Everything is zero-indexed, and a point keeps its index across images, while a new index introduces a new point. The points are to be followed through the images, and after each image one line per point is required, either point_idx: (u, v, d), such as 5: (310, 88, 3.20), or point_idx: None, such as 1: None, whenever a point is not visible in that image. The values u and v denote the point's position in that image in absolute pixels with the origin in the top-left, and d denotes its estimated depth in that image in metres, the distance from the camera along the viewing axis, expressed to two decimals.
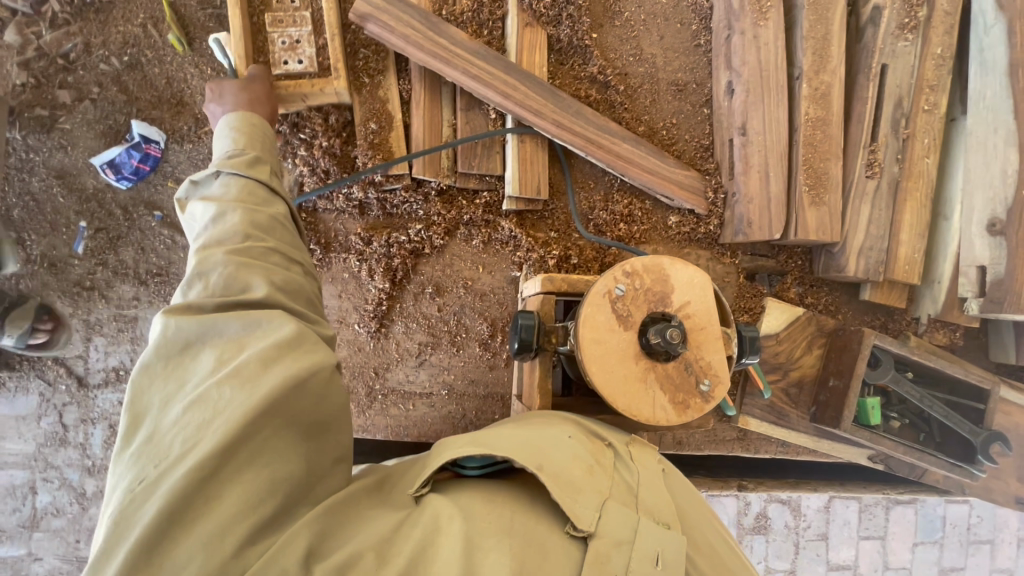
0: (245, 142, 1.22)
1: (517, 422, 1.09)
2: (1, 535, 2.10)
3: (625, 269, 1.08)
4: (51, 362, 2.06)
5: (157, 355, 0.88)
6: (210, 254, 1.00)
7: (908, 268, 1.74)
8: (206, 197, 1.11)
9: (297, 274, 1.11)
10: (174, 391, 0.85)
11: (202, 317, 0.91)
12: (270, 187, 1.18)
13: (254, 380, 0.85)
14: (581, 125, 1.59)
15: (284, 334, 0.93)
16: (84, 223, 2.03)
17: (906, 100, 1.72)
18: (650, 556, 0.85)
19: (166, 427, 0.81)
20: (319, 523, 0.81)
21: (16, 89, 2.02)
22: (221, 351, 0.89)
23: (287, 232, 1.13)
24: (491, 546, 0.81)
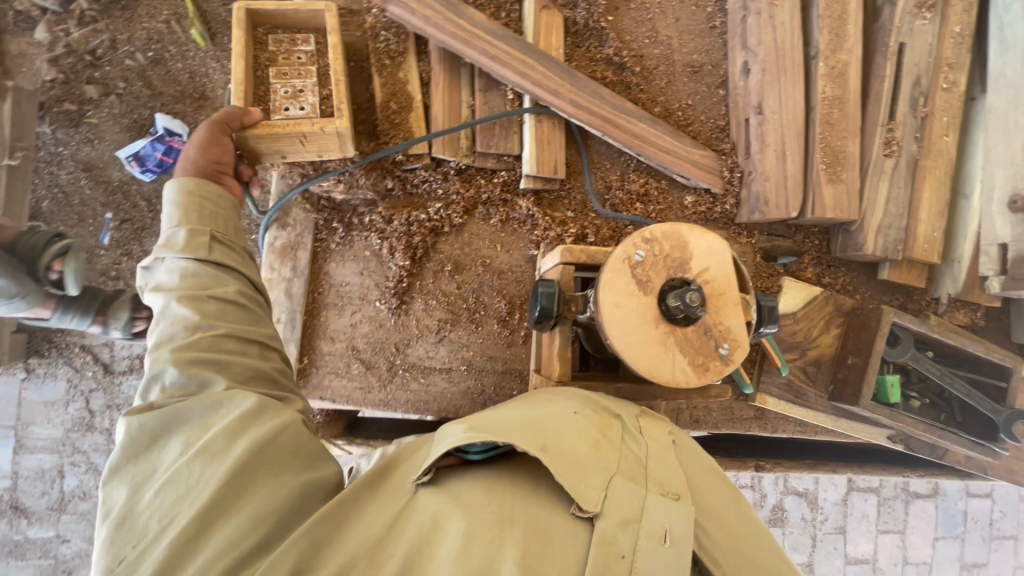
0: (181, 216, 1.20)
1: (523, 402, 1.09)
2: (36, 513, 2.59)
3: (644, 236, 1.10)
4: (78, 350, 2.52)
5: (125, 451, 0.98)
6: (159, 358, 1.07)
7: (927, 247, 1.73)
8: (157, 286, 1.16)
9: (255, 354, 1.16)
10: (144, 480, 0.96)
11: (165, 411, 1.01)
12: (214, 261, 1.18)
13: (219, 455, 0.96)
14: (597, 104, 1.61)
15: (244, 408, 1.02)
16: (110, 215, 2.39)
17: (924, 78, 1.71)
18: (658, 533, 0.86)
19: (139, 511, 0.92)
20: (308, 539, 0.90)
21: (46, 85, 2.34)
22: (187, 435, 1.00)
23: (242, 311, 1.17)
24: (493, 538, 0.85)
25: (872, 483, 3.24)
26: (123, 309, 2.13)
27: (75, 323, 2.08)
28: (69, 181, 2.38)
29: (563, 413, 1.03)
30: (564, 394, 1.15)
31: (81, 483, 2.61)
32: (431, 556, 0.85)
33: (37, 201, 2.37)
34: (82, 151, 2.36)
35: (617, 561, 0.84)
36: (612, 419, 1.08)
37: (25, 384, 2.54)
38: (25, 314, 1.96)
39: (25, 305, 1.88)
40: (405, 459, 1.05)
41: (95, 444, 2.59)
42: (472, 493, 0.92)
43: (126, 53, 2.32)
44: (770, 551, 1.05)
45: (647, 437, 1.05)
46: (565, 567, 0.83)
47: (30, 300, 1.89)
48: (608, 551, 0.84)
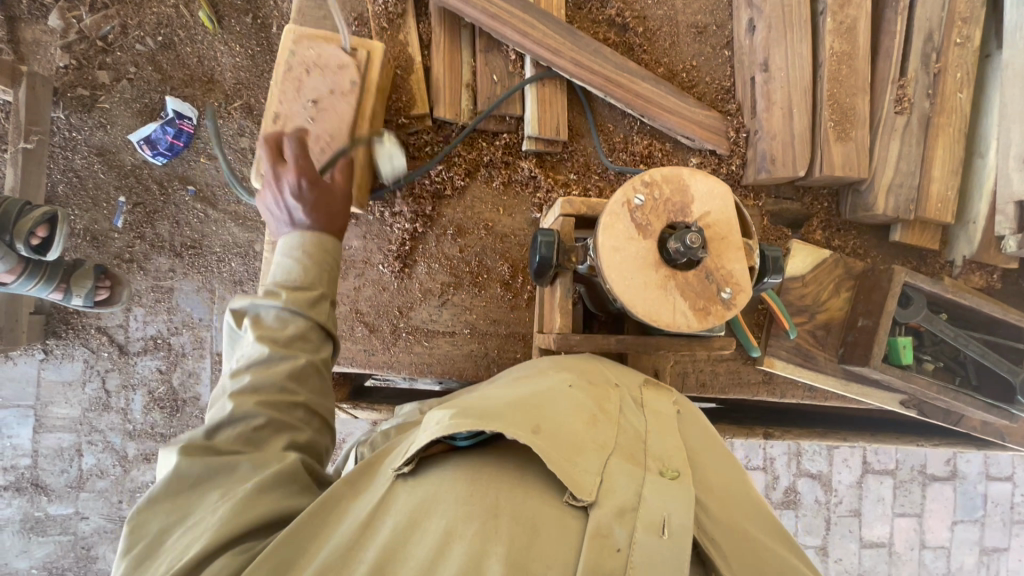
0: (302, 273, 1.20)
1: (512, 382, 1.06)
2: (55, 492, 2.66)
3: (643, 179, 1.08)
4: (94, 331, 2.56)
5: (164, 490, 0.95)
6: (240, 404, 1.04)
7: (941, 207, 1.68)
8: (260, 329, 1.12)
9: (316, 429, 1.12)
10: (169, 524, 0.92)
11: (216, 459, 0.98)
12: (323, 331, 1.18)
13: (245, 503, 0.91)
14: (599, 64, 1.60)
15: (283, 467, 0.98)
16: (123, 198, 2.42)
17: (936, 33, 1.66)
18: (655, 524, 0.79)
19: (160, 551, 0.89)
20: (277, 556, 0.83)
21: (60, 71, 2.37)
22: (224, 488, 0.95)
23: (321, 383, 1.15)
24: (476, 532, 0.77)
25: (888, 465, 3.18)
26: (86, 278, 2.29)
27: (37, 288, 2.22)
28: (83, 166, 2.41)
29: (557, 390, 1.00)
30: (557, 367, 1.12)
31: (98, 462, 2.66)
32: (407, 555, 0.78)
33: (52, 185, 2.41)
34: (95, 136, 2.40)
35: (611, 555, 0.77)
36: (609, 392, 1.05)
37: (43, 364, 2.59)
38: None
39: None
40: (396, 448, 1.00)
41: (111, 424, 2.64)
42: (457, 481, 0.85)
43: (136, 38, 2.34)
44: (779, 546, 0.96)
45: (647, 412, 1.02)
46: (555, 561, 0.76)
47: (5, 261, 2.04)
48: (602, 544, 0.77)
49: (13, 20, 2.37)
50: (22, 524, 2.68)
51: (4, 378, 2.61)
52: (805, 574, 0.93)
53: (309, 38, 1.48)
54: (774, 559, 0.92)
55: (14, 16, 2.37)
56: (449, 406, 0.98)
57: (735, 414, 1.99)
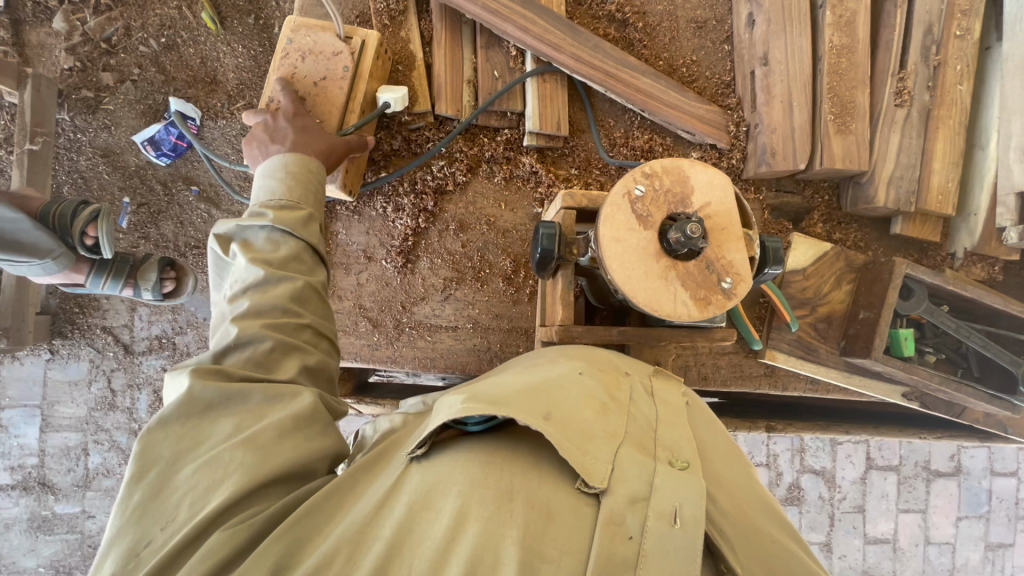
0: (286, 190, 1.23)
1: (521, 369, 1.07)
2: (61, 492, 2.68)
3: (644, 170, 1.09)
4: (99, 331, 2.58)
5: (175, 413, 0.96)
6: (246, 328, 1.06)
7: (942, 199, 1.69)
8: (252, 250, 1.15)
9: (323, 351, 1.18)
10: (182, 453, 0.93)
11: (227, 385, 0.99)
12: (314, 249, 1.23)
13: (267, 449, 0.93)
14: (600, 58, 1.62)
15: (299, 408, 1.01)
16: (127, 199, 2.44)
17: (936, 26, 1.67)
18: (667, 514, 0.80)
19: (175, 485, 0.90)
20: (290, 534, 0.85)
21: (65, 73, 2.39)
22: (237, 418, 0.98)
23: (321, 305, 1.20)
24: (490, 516, 0.78)
25: (891, 461, 3.18)
26: (151, 270, 2.30)
27: (108, 287, 2.27)
28: (88, 167, 2.43)
29: (567, 377, 1.01)
30: (567, 354, 1.13)
31: (105, 461, 2.68)
32: (420, 538, 0.79)
33: (57, 186, 2.43)
34: (100, 137, 2.42)
35: (623, 543, 0.78)
36: (618, 380, 1.06)
37: (49, 364, 2.62)
38: (59, 278, 2.16)
39: (56, 267, 2.07)
40: (408, 434, 1.01)
41: (117, 423, 2.66)
42: (469, 465, 0.85)
43: (140, 40, 2.36)
44: (787, 540, 0.96)
45: (657, 402, 1.03)
46: (567, 548, 0.77)
47: (62, 262, 2.08)
48: (614, 533, 0.78)
49: (18, 24, 2.40)
50: (28, 524, 2.70)
51: (11, 378, 2.63)
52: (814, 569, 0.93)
53: (306, 27, 1.50)
54: (782, 552, 0.92)
55: (18, 19, 2.39)
56: (460, 391, 0.99)
57: (737, 408, 1.99)
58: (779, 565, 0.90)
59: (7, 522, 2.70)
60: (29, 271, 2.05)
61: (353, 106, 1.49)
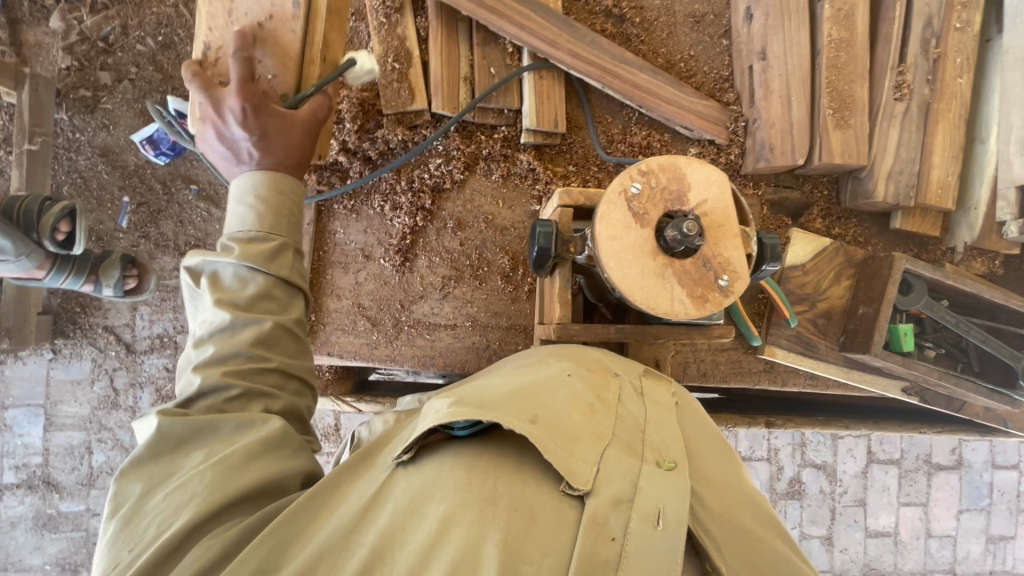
0: (257, 221, 1.16)
1: (512, 371, 1.08)
2: (66, 490, 2.70)
3: (640, 168, 1.08)
4: (101, 331, 2.59)
5: (147, 453, 0.99)
6: (207, 377, 1.06)
7: (941, 193, 1.68)
8: (221, 289, 1.12)
9: (295, 390, 1.16)
10: (156, 483, 0.96)
11: (194, 419, 1.00)
12: (288, 282, 1.17)
13: (235, 471, 0.94)
14: (596, 55, 1.61)
15: (268, 432, 1.01)
16: (127, 199, 2.44)
17: (936, 19, 1.66)
18: (650, 515, 0.80)
19: (147, 511, 0.92)
20: (270, 539, 0.86)
21: (63, 72, 2.39)
22: (208, 448, 0.99)
23: (293, 342, 1.16)
24: (473, 519, 0.79)
25: (893, 455, 3.18)
26: (113, 268, 2.30)
27: (68, 283, 2.26)
28: (86, 167, 2.43)
29: (556, 380, 1.01)
30: (557, 355, 1.14)
31: (108, 459, 2.70)
32: (404, 542, 0.80)
33: (57, 186, 2.43)
34: (99, 137, 2.42)
35: (606, 544, 0.78)
36: (608, 381, 1.06)
37: (52, 364, 2.63)
38: (20, 274, 2.11)
39: (29, 264, 2.08)
40: (397, 437, 1.02)
41: (120, 422, 2.68)
42: (454, 468, 0.86)
43: (137, 39, 2.36)
44: (775, 541, 0.96)
45: (646, 402, 1.03)
46: (549, 550, 0.77)
47: (32, 258, 2.08)
48: (597, 534, 0.79)
49: (15, 23, 2.40)
50: (34, 522, 2.72)
51: (15, 378, 2.65)
52: (802, 569, 0.93)
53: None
54: (769, 552, 0.92)
55: (16, 18, 2.39)
56: (449, 394, 1.00)
57: (737, 403, 2.00)
58: (765, 564, 0.91)
59: (13, 520, 2.72)
60: None
61: (312, 54, 1.30)
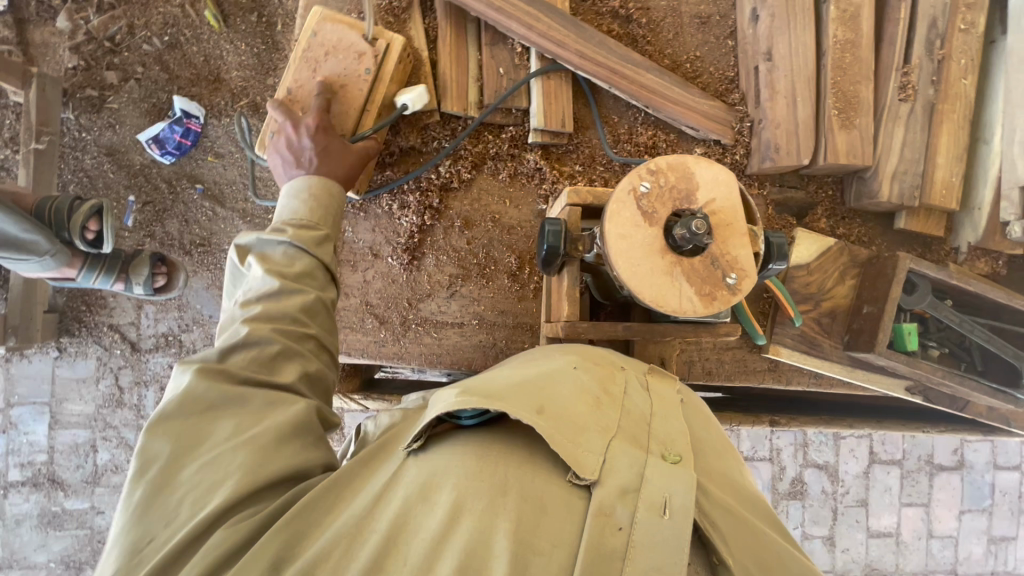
0: (307, 212, 1.29)
1: (518, 364, 1.09)
2: (71, 488, 2.71)
3: (649, 167, 1.10)
4: (106, 329, 2.60)
5: (176, 410, 0.98)
6: (256, 330, 1.08)
7: (946, 193, 1.69)
8: (268, 261, 1.18)
9: (325, 361, 1.18)
10: (185, 450, 0.95)
11: (230, 388, 1.01)
12: (327, 269, 1.26)
13: (270, 451, 0.95)
14: (603, 55, 1.62)
15: (299, 413, 1.03)
16: (133, 197, 2.45)
17: (940, 20, 1.67)
18: (657, 505, 0.81)
19: (178, 483, 0.92)
20: (288, 530, 0.87)
21: (69, 72, 2.40)
22: (239, 419, 0.99)
23: (328, 318, 1.22)
24: (484, 509, 0.80)
25: (894, 455, 3.19)
26: (142, 265, 2.34)
27: (99, 282, 2.31)
28: (93, 166, 2.45)
29: (562, 372, 1.02)
30: (564, 349, 1.16)
31: (113, 457, 2.72)
32: (414, 531, 0.81)
33: (63, 185, 2.44)
34: (104, 136, 2.43)
35: (613, 534, 0.79)
36: (614, 374, 1.08)
37: (57, 362, 2.64)
38: (53, 273, 2.19)
39: (53, 263, 2.11)
40: (405, 428, 1.03)
41: (125, 420, 2.69)
42: (464, 457, 0.87)
43: (143, 38, 2.38)
44: (778, 534, 0.97)
45: (651, 396, 1.05)
46: (558, 541, 0.78)
47: (57, 257, 2.11)
48: (604, 523, 0.80)
49: (22, 23, 2.41)
50: (39, 519, 2.73)
51: (20, 375, 2.67)
52: (805, 562, 0.94)
53: (331, 21, 1.51)
54: (774, 545, 0.93)
55: (23, 19, 2.41)
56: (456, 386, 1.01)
57: (740, 403, 2.01)
58: (770, 557, 0.92)
59: (17, 517, 2.73)
60: (25, 267, 2.08)
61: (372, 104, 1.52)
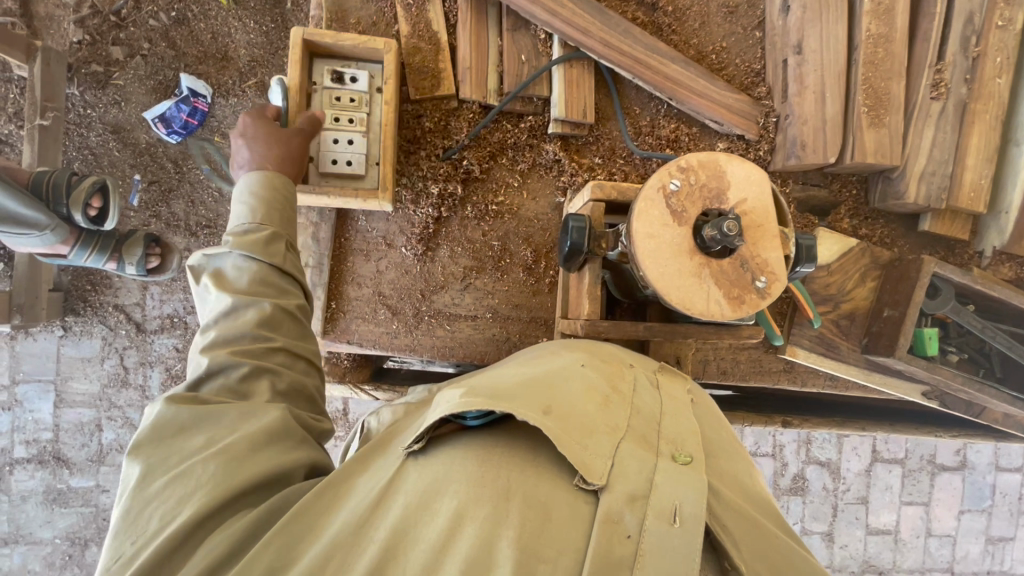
0: (253, 214, 1.23)
1: (525, 361, 1.07)
2: (76, 466, 2.71)
3: (679, 165, 1.06)
4: (111, 309, 2.58)
5: (149, 434, 0.97)
6: (215, 357, 1.06)
7: (974, 196, 1.64)
8: (221, 280, 1.15)
9: (300, 370, 1.16)
10: (156, 467, 0.94)
11: (201, 407, 1.00)
12: (283, 271, 1.21)
13: (239, 461, 0.93)
14: (629, 44, 1.57)
15: (270, 421, 1.00)
16: (138, 175, 2.40)
17: (977, 16, 1.62)
18: (666, 513, 0.79)
19: (147, 500, 0.90)
20: (275, 540, 0.84)
21: (74, 46, 2.35)
22: (211, 432, 0.97)
23: (295, 325, 1.18)
24: (487, 515, 0.78)
25: (897, 454, 3.19)
26: (137, 246, 2.26)
27: (92, 259, 2.21)
28: (98, 144, 2.39)
29: (570, 370, 1.00)
30: (573, 347, 1.13)
31: (118, 436, 2.71)
32: (414, 537, 0.79)
33: (68, 163, 2.39)
34: (109, 113, 2.38)
35: (621, 541, 0.77)
36: (622, 372, 1.05)
37: (62, 341, 2.63)
38: (44, 249, 2.07)
39: (54, 239, 2.01)
40: (407, 427, 1.01)
41: (130, 400, 2.68)
42: (467, 461, 0.85)
43: (150, 13, 2.32)
44: (790, 538, 0.95)
45: (660, 395, 1.03)
46: (564, 548, 0.76)
47: (56, 233, 2.01)
48: (612, 530, 0.78)
49: None
50: (44, 496, 2.74)
51: (26, 353, 2.66)
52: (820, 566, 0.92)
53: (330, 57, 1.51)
54: (788, 551, 0.90)
55: None
56: (460, 384, 0.99)
57: (752, 401, 1.99)
58: (783, 562, 0.89)
59: (23, 494, 2.74)
60: (24, 242, 1.98)
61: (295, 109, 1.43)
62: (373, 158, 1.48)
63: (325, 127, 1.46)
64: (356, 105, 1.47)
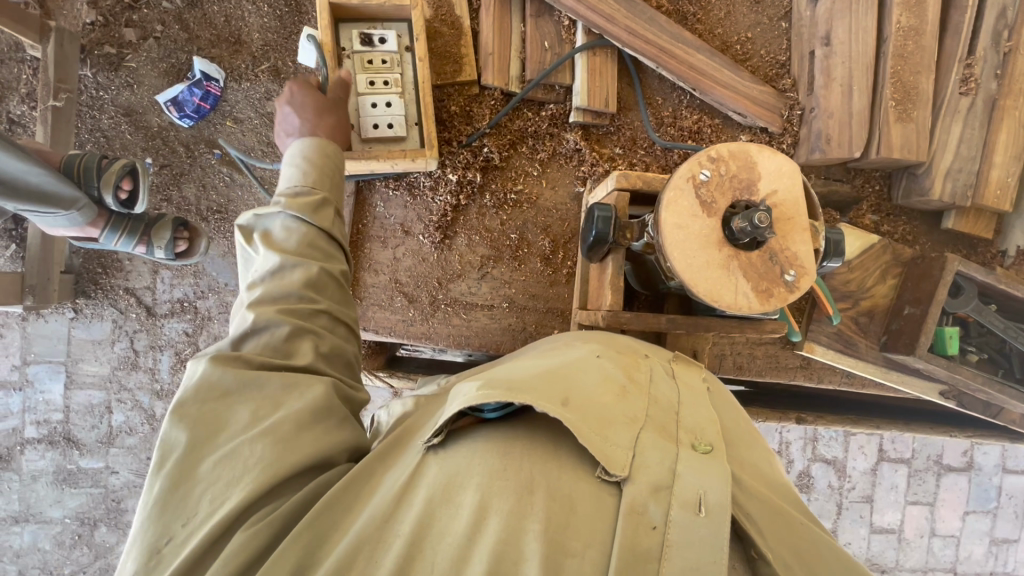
0: (304, 177, 1.22)
1: (539, 353, 1.06)
2: (85, 447, 2.73)
3: (710, 154, 1.04)
4: (122, 293, 2.58)
5: (192, 397, 0.96)
6: (262, 314, 1.06)
7: (1000, 193, 1.62)
8: (270, 241, 1.15)
9: (341, 335, 1.17)
10: (201, 442, 0.92)
11: (246, 372, 0.99)
12: (330, 237, 1.20)
13: (287, 442, 0.92)
14: (654, 33, 1.55)
15: (315, 399, 1.00)
16: (151, 159, 2.38)
17: (1009, 10, 1.59)
18: (691, 503, 0.79)
19: (193, 477, 0.89)
20: (317, 526, 0.85)
21: (87, 27, 2.33)
22: (257, 406, 0.97)
23: (338, 290, 1.18)
24: (512, 507, 0.77)
25: (904, 454, 3.18)
26: (165, 229, 2.25)
27: (121, 243, 2.21)
28: (110, 126, 2.37)
29: (586, 361, 0.99)
30: (587, 339, 1.12)
31: (128, 419, 2.72)
32: (441, 529, 0.79)
33: (80, 145, 2.37)
34: (122, 95, 2.36)
35: (646, 533, 0.77)
36: (638, 362, 1.04)
37: (73, 323, 2.63)
38: (75, 231, 2.09)
39: (80, 219, 2.01)
40: (423, 421, 1.01)
41: (140, 383, 2.68)
42: (487, 453, 0.84)
43: None
44: (813, 524, 0.93)
45: (677, 383, 1.02)
46: (591, 541, 0.76)
47: (83, 214, 2.02)
48: (637, 522, 0.77)
49: None
50: (54, 476, 2.76)
51: (37, 334, 2.67)
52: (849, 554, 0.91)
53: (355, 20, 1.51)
54: (816, 540, 0.89)
55: None
56: (476, 377, 0.98)
57: (765, 397, 1.98)
58: (810, 550, 0.88)
59: (33, 473, 2.76)
60: (52, 222, 1.99)
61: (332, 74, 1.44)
62: (412, 119, 1.50)
63: (362, 92, 1.48)
64: (389, 66, 1.50)
